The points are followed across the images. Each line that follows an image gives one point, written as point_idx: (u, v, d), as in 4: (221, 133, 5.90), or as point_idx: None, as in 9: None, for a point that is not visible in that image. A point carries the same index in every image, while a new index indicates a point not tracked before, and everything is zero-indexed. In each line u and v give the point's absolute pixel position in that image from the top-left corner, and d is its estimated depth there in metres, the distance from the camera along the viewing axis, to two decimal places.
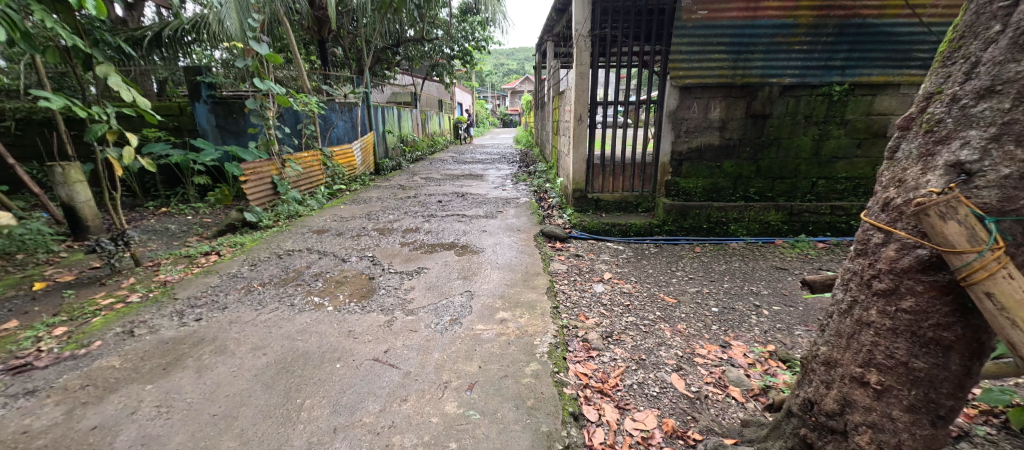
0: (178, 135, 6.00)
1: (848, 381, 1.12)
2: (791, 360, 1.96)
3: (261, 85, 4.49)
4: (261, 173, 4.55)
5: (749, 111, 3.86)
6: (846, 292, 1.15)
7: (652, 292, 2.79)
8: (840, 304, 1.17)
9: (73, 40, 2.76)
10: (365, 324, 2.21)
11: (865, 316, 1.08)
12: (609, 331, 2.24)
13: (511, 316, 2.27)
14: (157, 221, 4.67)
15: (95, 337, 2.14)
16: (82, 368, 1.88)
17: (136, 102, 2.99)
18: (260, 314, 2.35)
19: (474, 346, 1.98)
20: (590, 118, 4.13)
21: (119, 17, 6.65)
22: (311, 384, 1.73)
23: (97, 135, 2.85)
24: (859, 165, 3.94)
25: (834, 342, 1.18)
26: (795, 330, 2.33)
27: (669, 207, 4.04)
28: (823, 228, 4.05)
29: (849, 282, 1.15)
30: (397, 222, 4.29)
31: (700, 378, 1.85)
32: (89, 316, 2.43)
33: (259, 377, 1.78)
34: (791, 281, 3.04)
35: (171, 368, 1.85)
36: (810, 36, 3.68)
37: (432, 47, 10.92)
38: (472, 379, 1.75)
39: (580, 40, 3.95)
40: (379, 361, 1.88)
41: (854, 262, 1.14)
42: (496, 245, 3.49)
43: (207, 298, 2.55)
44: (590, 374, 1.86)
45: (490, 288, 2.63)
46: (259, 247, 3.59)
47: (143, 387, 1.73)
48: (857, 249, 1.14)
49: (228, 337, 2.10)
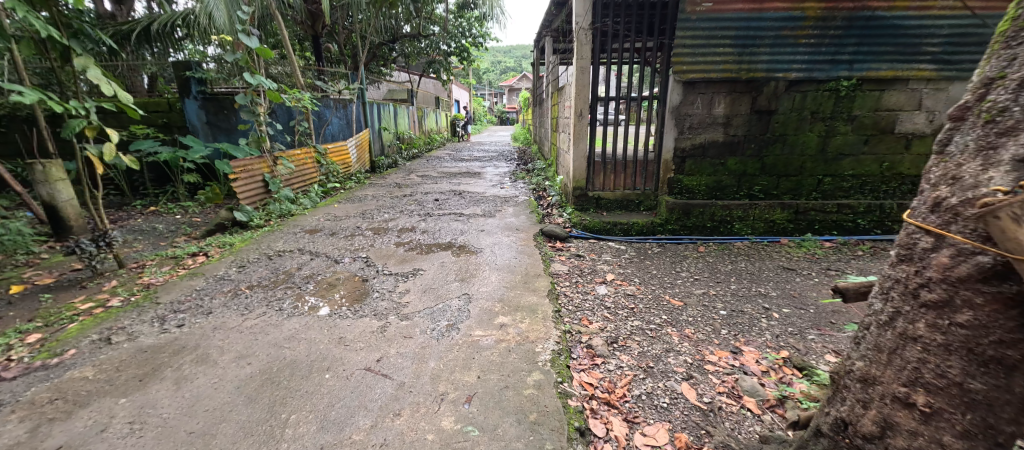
0: (167, 132, 5.85)
1: (889, 402, 1.04)
2: (808, 367, 1.85)
3: (251, 79, 4.36)
4: (252, 171, 4.41)
5: (754, 107, 3.76)
6: (887, 302, 1.07)
7: (657, 294, 2.68)
8: (880, 316, 1.09)
9: (49, 32, 2.63)
10: (357, 330, 2.10)
11: (910, 330, 1.00)
12: (614, 336, 2.13)
13: (511, 321, 2.16)
14: (145, 221, 4.53)
15: (70, 345, 2.02)
16: (51, 379, 1.76)
17: (117, 96, 2.87)
18: (246, 319, 2.23)
19: (472, 354, 1.87)
20: (590, 114, 4.01)
21: (107, 12, 6.49)
22: (297, 397, 1.61)
23: (75, 131, 2.73)
24: (866, 162, 3.84)
25: (872, 358, 1.10)
26: (808, 334, 2.23)
27: (672, 205, 3.93)
28: (830, 227, 3.95)
29: (890, 291, 1.07)
30: (392, 221, 4.17)
31: (712, 387, 1.75)
32: (65, 322, 2.30)
33: (242, 389, 1.66)
34: (800, 282, 2.94)
35: (148, 380, 1.73)
36: (818, 29, 3.57)
37: (428, 44, 10.71)
38: (470, 391, 1.63)
39: (581, 33, 3.80)
40: (371, 371, 1.76)
41: (897, 269, 1.06)
42: (495, 245, 3.37)
43: (191, 302, 2.43)
44: (596, 384, 1.75)
45: (489, 290, 2.52)
46: (248, 247, 3.46)
47: (116, 401, 1.61)
48: (901, 254, 1.06)
49: (211, 345, 1.99)
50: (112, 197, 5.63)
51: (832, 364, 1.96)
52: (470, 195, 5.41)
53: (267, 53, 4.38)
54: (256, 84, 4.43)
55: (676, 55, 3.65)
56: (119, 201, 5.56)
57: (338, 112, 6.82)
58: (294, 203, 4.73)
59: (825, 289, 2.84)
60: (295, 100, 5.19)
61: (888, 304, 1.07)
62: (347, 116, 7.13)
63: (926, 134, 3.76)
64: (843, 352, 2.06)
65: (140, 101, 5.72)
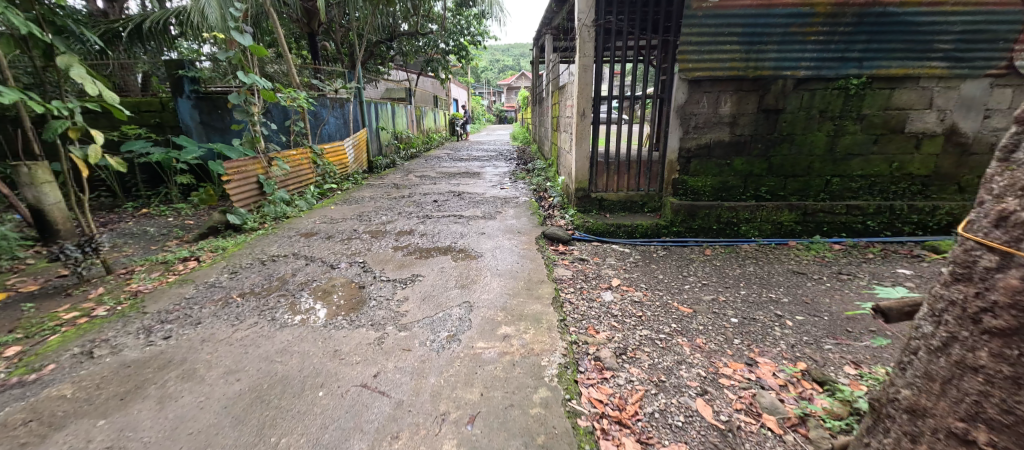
0: (159, 132, 5.73)
1: (944, 437, 1.02)
2: (829, 382, 1.75)
3: (245, 78, 4.25)
4: (247, 172, 4.30)
5: (761, 105, 3.66)
6: (941, 326, 1.05)
7: (665, 301, 2.59)
8: (932, 341, 1.07)
9: (31, 29, 2.54)
10: (353, 342, 2.00)
11: (971, 359, 0.98)
12: (623, 348, 2.04)
13: (515, 331, 2.06)
14: (136, 224, 4.42)
15: (49, 359, 1.92)
16: (27, 398, 1.66)
17: (103, 96, 2.77)
18: (236, 331, 2.12)
19: (475, 369, 1.77)
20: (592, 113, 3.91)
21: (99, 9, 6.36)
22: (288, 418, 1.51)
23: (57, 132, 2.62)
24: (875, 162, 3.75)
25: (924, 387, 1.08)
26: (824, 344, 2.13)
27: (678, 207, 3.83)
28: (839, 229, 3.85)
29: (944, 315, 1.05)
30: (390, 224, 4.06)
31: (729, 404, 1.65)
32: (47, 333, 2.20)
33: (230, 409, 1.56)
34: (812, 287, 2.84)
35: (130, 399, 1.63)
36: (827, 26, 3.45)
37: (426, 41, 10.34)
38: (473, 410, 1.54)
39: (586, 30, 3.70)
40: (368, 388, 1.66)
41: (953, 289, 1.04)
42: (496, 249, 3.27)
43: (180, 312, 2.33)
44: (605, 401, 1.66)
45: (491, 298, 2.42)
46: (241, 252, 3.35)
47: (95, 423, 1.51)
48: (957, 273, 1.03)
49: (199, 359, 1.88)
50: (103, 199, 5.51)
51: (852, 376, 1.87)
52: (469, 196, 5.30)
53: (261, 51, 4.28)
54: (250, 83, 4.32)
55: (681, 52, 3.56)
56: (111, 203, 5.45)
57: (334, 111, 6.70)
58: (289, 205, 4.61)
59: (838, 294, 2.74)
60: (291, 99, 5.07)
61: (940, 328, 1.05)
62: (344, 116, 7.01)
63: (937, 133, 3.67)
64: (862, 363, 1.97)
65: (131, 100, 5.59)
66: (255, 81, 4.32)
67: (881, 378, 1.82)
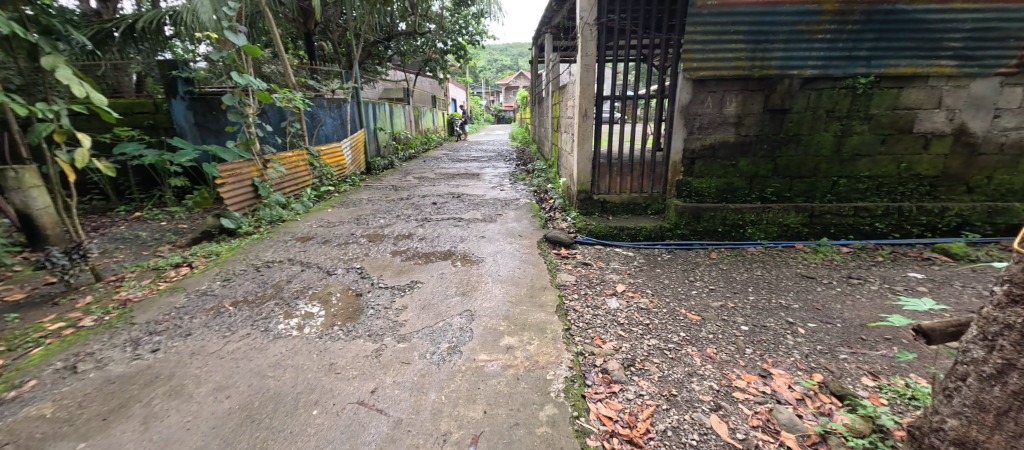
0: (153, 134, 5.63)
1: None
2: (849, 396, 1.68)
3: (239, 79, 4.15)
4: (242, 175, 4.21)
5: (767, 105, 3.59)
6: (995, 354, 1.11)
7: (673, 308, 2.50)
8: (985, 368, 1.13)
9: (14, 29, 2.45)
10: (349, 354, 1.91)
11: None
12: (631, 359, 1.96)
13: (518, 342, 1.98)
14: (128, 228, 4.33)
15: (30, 375, 1.83)
16: (5, 419, 1.57)
17: (90, 98, 2.68)
18: (228, 343, 2.03)
19: (477, 384, 1.69)
20: (595, 114, 3.83)
21: (93, 9, 6.25)
22: (280, 440, 1.43)
23: (42, 136, 2.53)
24: (883, 163, 3.67)
25: (973, 414, 1.14)
26: (839, 353, 2.05)
27: (682, 209, 3.76)
28: (846, 231, 3.77)
29: (1000, 342, 1.10)
30: (388, 228, 3.98)
31: (745, 420, 1.58)
32: (30, 346, 2.11)
33: (219, 430, 1.47)
34: (822, 292, 2.76)
35: (113, 419, 1.54)
36: (835, 24, 3.37)
37: (425, 42, 10.35)
38: (476, 430, 1.46)
39: (586, 29, 3.60)
40: (365, 405, 1.58)
41: (1009, 316, 1.09)
42: (497, 253, 3.19)
43: (169, 323, 2.24)
44: (615, 418, 1.58)
45: (493, 306, 2.33)
46: (235, 258, 3.26)
47: (74, 446, 1.43)
48: (1012, 299, 1.09)
49: (187, 374, 1.80)
50: (96, 203, 5.42)
51: (871, 389, 1.80)
52: (468, 197, 5.22)
53: (256, 51, 4.22)
54: (244, 84, 4.23)
55: (686, 51, 3.48)
56: (104, 206, 5.36)
57: (331, 112, 6.61)
58: (285, 208, 4.52)
59: (849, 299, 2.66)
60: (286, 100, 4.98)
61: (996, 355, 1.10)
62: (341, 116, 6.92)
63: (946, 133, 3.59)
64: (880, 374, 1.89)
65: (124, 102, 5.49)
66: (250, 82, 4.23)
67: (902, 391, 1.74)
